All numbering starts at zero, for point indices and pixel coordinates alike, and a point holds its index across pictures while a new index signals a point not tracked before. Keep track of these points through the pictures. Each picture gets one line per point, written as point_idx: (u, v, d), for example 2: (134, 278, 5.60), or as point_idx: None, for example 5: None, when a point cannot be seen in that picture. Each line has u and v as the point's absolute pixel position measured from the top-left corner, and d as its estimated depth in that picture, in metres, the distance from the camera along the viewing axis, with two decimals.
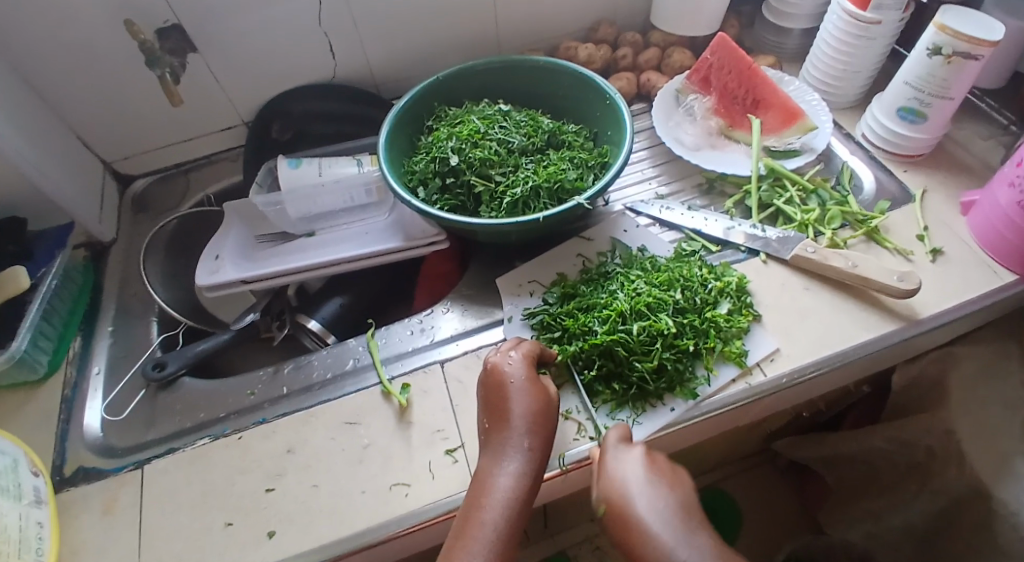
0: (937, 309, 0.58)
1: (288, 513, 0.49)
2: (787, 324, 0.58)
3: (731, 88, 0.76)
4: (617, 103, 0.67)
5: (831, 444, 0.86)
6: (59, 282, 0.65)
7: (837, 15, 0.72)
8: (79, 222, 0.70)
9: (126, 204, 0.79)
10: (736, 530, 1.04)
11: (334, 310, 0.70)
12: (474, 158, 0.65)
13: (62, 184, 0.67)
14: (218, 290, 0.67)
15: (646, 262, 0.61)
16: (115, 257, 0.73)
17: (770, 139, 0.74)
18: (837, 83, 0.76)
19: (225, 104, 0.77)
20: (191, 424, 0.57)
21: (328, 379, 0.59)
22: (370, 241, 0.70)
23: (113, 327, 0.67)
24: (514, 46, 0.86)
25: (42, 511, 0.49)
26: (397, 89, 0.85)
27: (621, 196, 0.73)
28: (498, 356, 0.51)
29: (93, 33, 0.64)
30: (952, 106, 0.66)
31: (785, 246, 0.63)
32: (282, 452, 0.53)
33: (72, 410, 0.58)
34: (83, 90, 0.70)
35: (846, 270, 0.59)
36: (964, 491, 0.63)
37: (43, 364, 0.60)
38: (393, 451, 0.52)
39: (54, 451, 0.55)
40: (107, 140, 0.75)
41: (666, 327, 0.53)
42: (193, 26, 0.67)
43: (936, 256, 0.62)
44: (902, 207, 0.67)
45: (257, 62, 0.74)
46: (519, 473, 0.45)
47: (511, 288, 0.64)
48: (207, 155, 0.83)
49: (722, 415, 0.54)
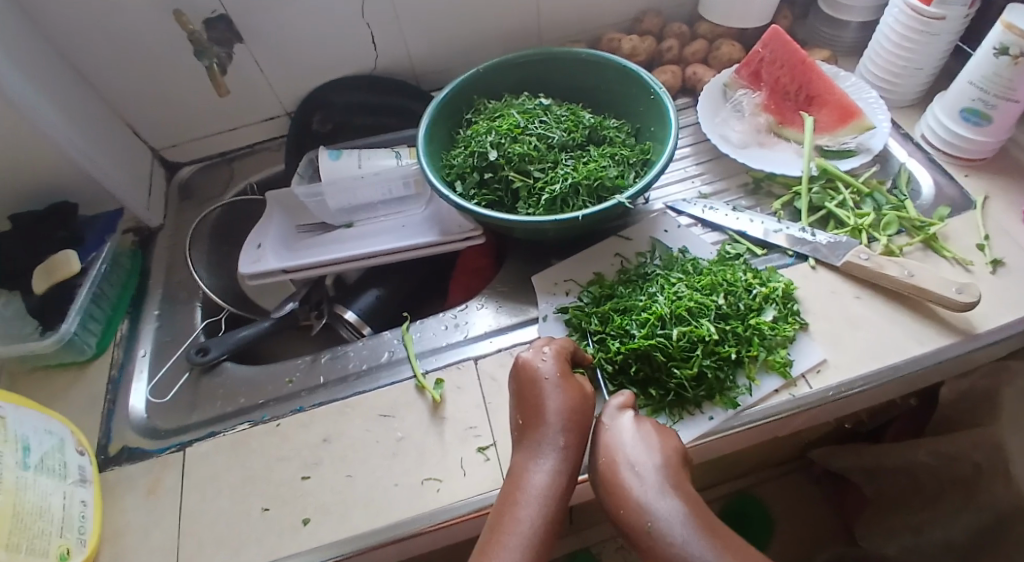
0: (998, 324, 0.55)
1: (323, 502, 0.50)
2: (835, 334, 0.56)
3: (782, 83, 0.73)
4: (661, 98, 0.65)
5: (872, 455, 0.83)
6: (108, 267, 0.68)
7: (900, 8, 0.68)
8: (127, 209, 0.72)
9: (173, 191, 0.81)
10: (767, 537, 1.02)
11: (370, 301, 0.70)
12: (513, 153, 0.64)
13: (112, 171, 0.69)
14: (259, 279, 0.68)
15: (688, 264, 0.59)
16: (162, 243, 0.75)
17: (822, 138, 0.70)
18: (897, 80, 0.72)
19: (268, 94, 0.78)
20: (233, 409, 0.58)
21: (364, 370, 0.60)
22: (407, 234, 0.70)
23: (158, 311, 0.69)
24: (556, 37, 0.84)
25: (86, 490, 0.51)
26: (437, 81, 0.84)
27: (662, 195, 0.71)
28: (530, 353, 0.51)
29: (144, 23, 0.66)
30: (1019, 109, 0.62)
31: (835, 252, 0.60)
32: (317, 441, 0.54)
33: (118, 392, 0.61)
34: (135, 80, 0.71)
35: (901, 279, 0.56)
36: (1014, 513, 0.60)
37: (91, 346, 0.62)
38: (426, 446, 0.52)
39: (101, 431, 0.57)
40: (155, 128, 0.77)
41: (707, 334, 0.52)
42: (239, 17, 0.68)
43: (997, 267, 0.59)
44: (964, 214, 0.64)
45: (300, 53, 0.75)
46: (554, 470, 0.44)
47: (547, 287, 0.63)
48: (250, 145, 0.84)
49: (763, 426, 0.52)
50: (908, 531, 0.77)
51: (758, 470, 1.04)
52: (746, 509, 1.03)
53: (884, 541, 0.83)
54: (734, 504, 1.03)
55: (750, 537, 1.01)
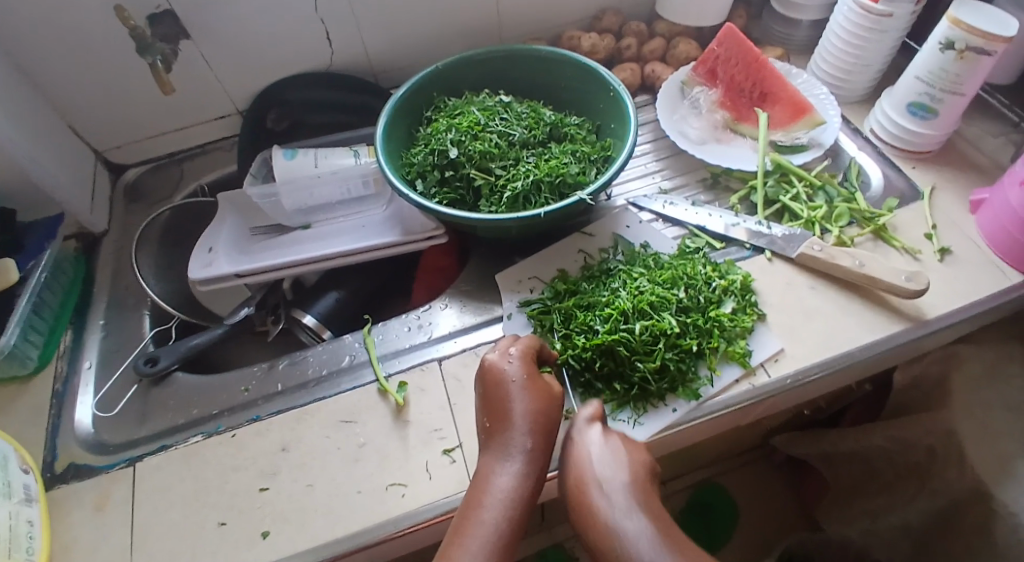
0: (945, 310, 0.57)
1: (282, 513, 0.48)
2: (793, 324, 0.57)
3: (738, 80, 0.75)
4: (621, 94, 0.66)
5: (830, 441, 0.85)
6: (49, 274, 0.64)
7: (848, 7, 0.70)
8: (69, 213, 0.68)
9: (119, 194, 0.77)
10: (731, 526, 1.04)
11: (330, 304, 0.68)
12: (474, 150, 0.63)
13: (52, 174, 0.65)
14: (212, 284, 0.65)
15: (649, 259, 0.60)
16: (108, 248, 0.72)
17: (777, 133, 0.72)
18: (846, 77, 0.74)
19: (219, 92, 0.75)
20: (185, 420, 0.56)
21: (324, 375, 0.58)
22: (367, 235, 0.69)
23: (105, 320, 0.66)
24: (516, 34, 0.84)
25: (33, 509, 0.48)
26: (396, 78, 0.83)
27: (624, 191, 0.71)
28: (496, 355, 0.50)
29: (83, 17, 0.63)
30: (963, 102, 0.64)
31: (790, 245, 0.62)
32: (276, 451, 0.52)
33: (64, 405, 0.57)
34: (74, 77, 0.68)
35: (853, 269, 0.57)
36: (964, 491, 0.62)
37: (33, 359, 0.59)
38: (390, 451, 0.51)
39: (45, 447, 0.54)
40: (98, 128, 0.74)
41: (668, 327, 0.52)
42: (186, 12, 0.65)
43: (944, 255, 0.61)
44: (911, 205, 0.66)
45: (252, 49, 0.72)
46: (521, 473, 0.43)
47: (511, 284, 0.62)
48: (201, 145, 0.81)
49: (725, 416, 0.53)
50: (867, 515, 0.80)
51: (721, 460, 1.06)
52: (712, 499, 1.05)
53: (845, 526, 0.85)
54: (700, 494, 1.05)
55: (715, 526, 1.03)
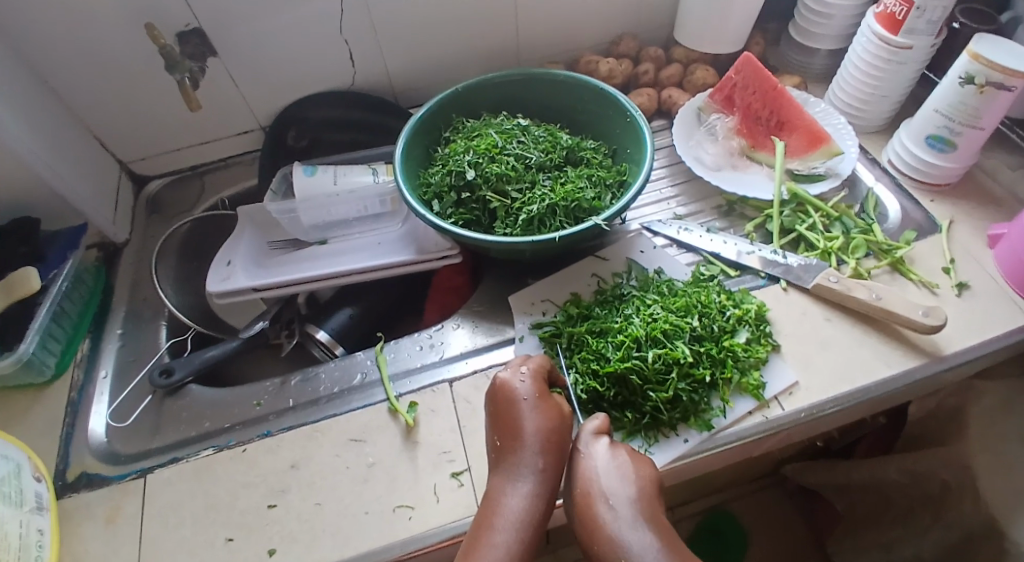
0: (962, 345, 0.56)
1: (290, 531, 0.48)
2: (807, 357, 0.56)
3: (754, 108, 0.75)
4: (637, 120, 0.66)
5: (843, 472, 0.84)
6: (71, 283, 0.65)
7: (866, 38, 0.70)
8: (92, 223, 0.70)
9: (141, 206, 0.79)
10: (742, 553, 1.02)
11: (344, 320, 0.69)
12: (491, 173, 0.64)
13: (78, 185, 0.67)
14: (228, 297, 0.66)
15: (663, 286, 0.60)
16: (128, 259, 0.73)
17: (793, 163, 0.72)
18: (864, 107, 0.74)
19: (242, 108, 0.77)
20: (195, 434, 0.56)
21: (335, 393, 0.58)
22: (383, 253, 0.69)
23: (122, 330, 0.66)
24: (535, 58, 0.85)
25: (43, 518, 0.48)
26: (415, 98, 0.84)
27: (638, 215, 0.72)
28: (507, 372, 0.50)
29: (114, 35, 0.64)
30: (982, 136, 0.64)
31: (807, 273, 0.62)
32: (285, 468, 0.52)
33: (78, 414, 0.58)
34: (102, 91, 0.70)
35: (870, 302, 0.57)
36: (978, 527, 0.61)
37: (51, 366, 0.60)
38: (399, 472, 0.51)
39: (58, 456, 0.55)
40: (125, 141, 0.75)
41: (682, 356, 0.52)
42: (213, 31, 0.67)
43: (962, 290, 0.60)
44: (928, 238, 0.65)
45: (277, 68, 0.74)
46: (531, 495, 0.43)
47: (524, 306, 0.63)
48: (223, 158, 0.83)
49: (737, 448, 0.53)
50: (879, 547, 0.78)
51: (732, 486, 1.05)
52: (721, 525, 1.04)
53: (857, 557, 0.83)
54: (710, 520, 1.04)
55: (726, 553, 1.01)
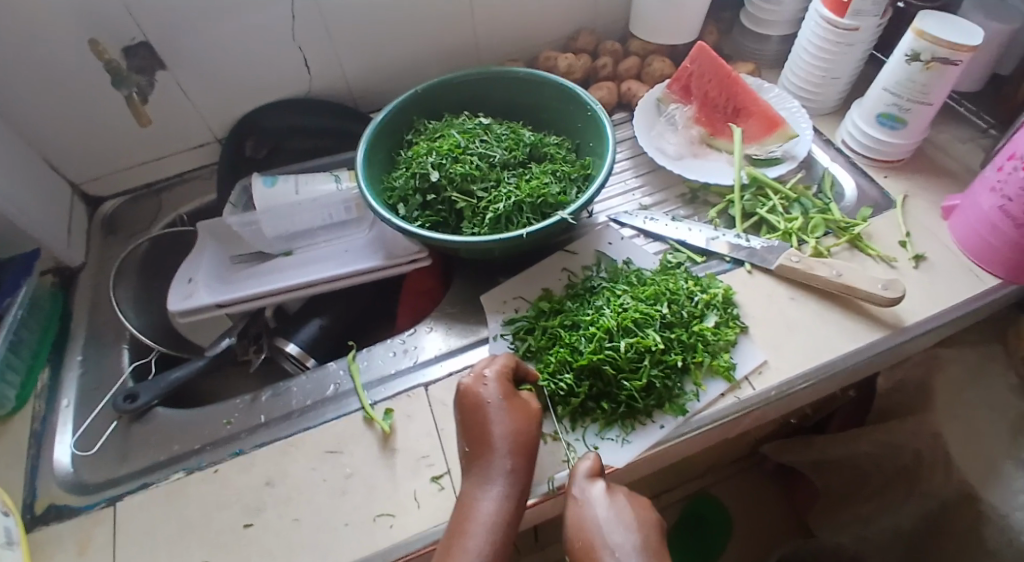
0: (923, 316, 0.58)
1: (268, 549, 0.47)
2: (776, 337, 0.57)
3: (711, 96, 0.76)
4: (598, 114, 0.66)
5: (820, 448, 0.85)
6: (26, 311, 0.62)
7: (815, 22, 0.71)
8: (45, 248, 0.67)
9: (96, 227, 0.76)
10: (728, 537, 1.03)
11: (313, 331, 0.68)
12: (454, 173, 0.64)
13: (28, 209, 0.64)
14: (191, 315, 0.64)
15: (632, 275, 0.60)
16: (85, 282, 0.71)
17: (751, 147, 0.73)
18: (817, 90, 0.76)
19: (197, 120, 0.75)
20: (166, 457, 0.55)
21: (309, 405, 0.57)
22: (350, 260, 0.68)
23: (83, 356, 0.64)
24: (494, 56, 0.85)
25: (13, 553, 0.46)
26: (376, 102, 0.83)
27: (605, 208, 0.72)
28: (472, 377, 0.50)
29: (56, 50, 0.62)
30: (931, 111, 0.66)
31: (771, 254, 0.63)
32: (261, 485, 0.51)
33: (42, 445, 0.56)
34: (49, 111, 0.67)
35: (832, 279, 0.58)
36: (953, 495, 0.63)
37: (11, 398, 0.57)
38: (378, 481, 0.50)
39: (24, 489, 0.52)
40: (75, 161, 0.73)
41: (653, 343, 0.52)
42: (162, 42, 0.65)
43: (920, 262, 0.62)
44: (885, 213, 0.67)
45: (231, 78, 0.72)
46: (503, 497, 0.43)
47: (495, 305, 0.62)
48: (180, 173, 0.80)
49: (713, 430, 0.53)
50: (859, 520, 0.80)
51: (715, 470, 1.06)
52: (704, 509, 1.05)
53: (837, 531, 0.85)
54: (694, 505, 1.05)
55: (712, 538, 1.02)
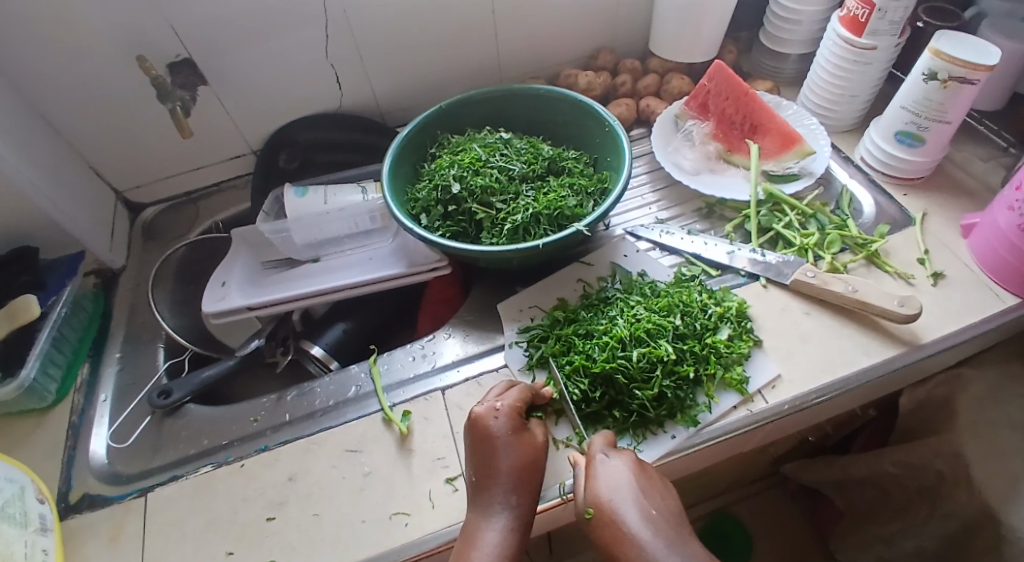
0: (940, 333, 0.58)
1: (290, 542, 0.49)
2: (790, 351, 0.58)
3: (729, 113, 0.77)
4: (616, 130, 0.68)
5: (841, 467, 0.85)
6: (70, 309, 0.66)
7: (833, 41, 0.72)
8: (89, 251, 0.71)
9: (137, 232, 0.81)
10: (749, 555, 1.02)
11: (337, 336, 0.70)
12: (475, 185, 0.66)
13: (75, 214, 0.69)
14: (223, 316, 0.67)
15: (646, 287, 0.61)
16: (125, 284, 0.75)
17: (769, 164, 0.74)
18: (834, 107, 0.77)
19: (233, 133, 0.79)
20: (195, 451, 0.57)
21: (330, 406, 0.60)
22: (373, 268, 0.71)
23: (121, 354, 0.68)
24: (516, 74, 0.87)
25: (47, 538, 0.49)
26: (402, 117, 0.86)
27: (622, 221, 0.73)
28: (484, 407, 0.50)
29: (107, 67, 0.67)
30: (950, 129, 0.66)
31: (787, 268, 0.64)
32: (283, 480, 0.53)
33: (79, 437, 0.59)
34: (98, 124, 0.72)
35: (846, 295, 0.59)
36: (974, 515, 0.62)
37: (52, 392, 0.61)
38: (396, 480, 0.52)
39: (61, 478, 0.56)
40: (120, 170, 0.77)
41: (665, 354, 0.53)
42: (203, 60, 0.69)
43: (938, 279, 0.62)
44: (903, 231, 0.67)
45: (265, 94, 0.76)
46: (506, 530, 0.45)
47: (512, 314, 0.64)
48: (216, 183, 0.85)
49: (725, 442, 0.54)
50: (881, 541, 0.79)
51: (736, 488, 1.05)
52: (724, 528, 1.04)
53: (860, 552, 0.84)
54: (714, 524, 1.04)
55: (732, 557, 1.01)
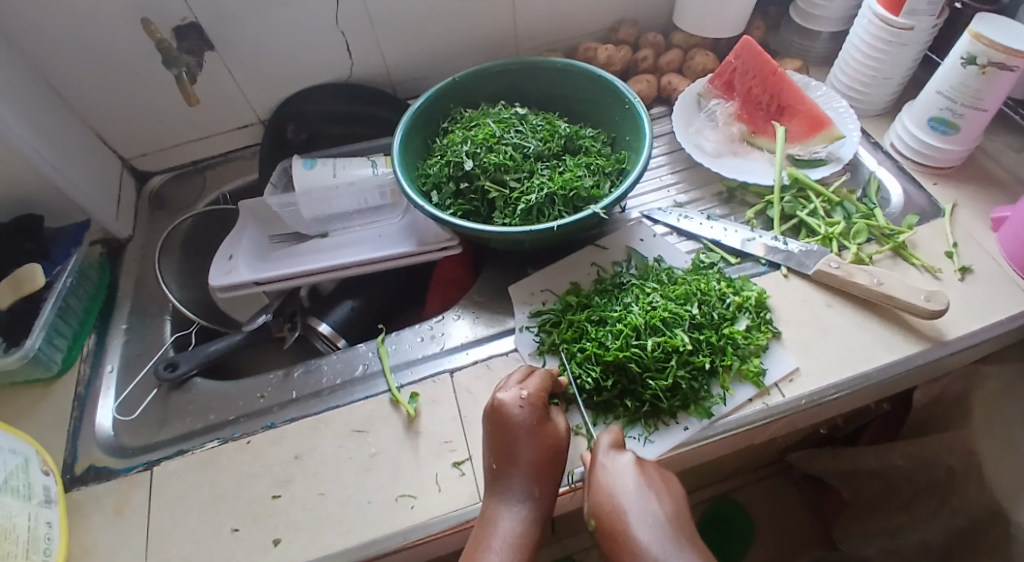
0: (965, 330, 0.56)
1: (296, 521, 0.49)
2: (809, 344, 0.56)
3: (754, 93, 0.74)
4: (636, 108, 0.66)
5: (849, 458, 0.84)
6: (76, 279, 0.65)
7: (868, 19, 0.69)
8: (95, 220, 0.70)
9: (143, 202, 0.79)
10: (750, 541, 1.02)
11: (345, 313, 0.69)
12: (488, 162, 0.64)
13: (79, 182, 0.67)
14: (231, 291, 0.66)
15: (662, 274, 0.60)
16: (131, 254, 0.74)
17: (794, 147, 0.71)
18: (865, 90, 0.74)
19: (241, 101, 0.77)
20: (202, 426, 0.57)
21: (338, 384, 0.59)
22: (383, 245, 0.69)
23: (127, 326, 0.67)
24: (533, 46, 0.84)
25: (52, 511, 0.49)
26: (415, 89, 0.84)
27: (638, 204, 0.71)
28: (507, 395, 0.48)
29: (111, 30, 0.64)
30: (985, 118, 0.63)
31: (809, 258, 0.61)
32: (290, 459, 0.53)
33: (85, 408, 0.59)
34: (102, 90, 0.70)
35: (871, 287, 0.57)
36: (985, 513, 0.61)
37: (57, 362, 0.60)
38: (402, 462, 0.52)
39: (67, 450, 0.55)
40: (125, 137, 0.76)
41: (681, 343, 0.52)
42: (210, 25, 0.67)
43: (965, 274, 0.60)
44: (931, 222, 0.65)
45: (274, 61, 0.74)
46: (523, 519, 0.45)
47: (524, 297, 0.63)
48: (224, 154, 0.83)
49: (738, 434, 0.53)
50: (886, 533, 0.78)
51: (739, 473, 1.05)
52: (727, 512, 1.04)
53: (863, 543, 0.84)
54: (716, 508, 1.04)
55: (733, 542, 1.01)
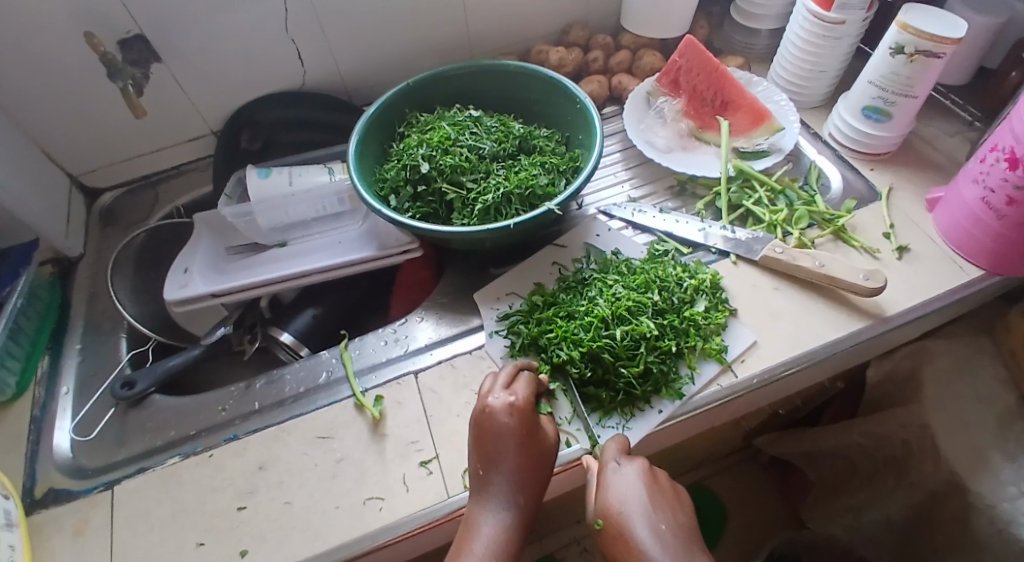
0: (906, 306, 0.59)
1: (262, 531, 0.49)
2: (761, 326, 0.58)
3: (700, 90, 0.77)
4: (587, 106, 0.67)
5: (810, 439, 0.86)
6: (25, 300, 0.64)
7: (803, 16, 0.72)
8: (44, 239, 0.69)
9: (94, 218, 0.77)
10: (721, 527, 1.05)
11: (307, 322, 0.69)
12: (444, 165, 0.65)
13: (26, 199, 0.65)
14: (187, 305, 0.66)
15: (622, 266, 0.61)
16: (84, 272, 0.72)
17: (740, 140, 0.74)
18: (805, 83, 0.77)
19: (193, 112, 0.76)
20: (162, 442, 0.56)
21: (301, 392, 0.59)
22: (343, 251, 0.69)
23: (81, 345, 0.66)
24: (486, 50, 0.86)
25: (12, 535, 0.47)
26: (370, 95, 0.84)
27: (595, 200, 0.73)
28: (497, 402, 0.48)
29: (54, 43, 0.63)
30: (915, 105, 0.67)
31: (756, 244, 0.64)
32: (254, 469, 0.52)
33: (41, 431, 0.57)
34: (47, 103, 0.68)
35: (813, 269, 0.59)
36: (940, 484, 0.64)
37: (11, 385, 0.58)
38: (368, 465, 0.52)
39: (25, 474, 0.54)
40: (73, 153, 0.74)
41: (647, 330, 0.54)
42: (157, 35, 0.66)
43: (902, 253, 0.63)
44: (869, 206, 0.68)
45: (226, 71, 0.73)
46: (504, 526, 0.45)
47: (489, 301, 0.63)
48: (175, 166, 0.81)
49: (701, 415, 0.55)
50: (849, 511, 0.81)
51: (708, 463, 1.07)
52: (699, 502, 1.06)
53: (828, 522, 0.87)
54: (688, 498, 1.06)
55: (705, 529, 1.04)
